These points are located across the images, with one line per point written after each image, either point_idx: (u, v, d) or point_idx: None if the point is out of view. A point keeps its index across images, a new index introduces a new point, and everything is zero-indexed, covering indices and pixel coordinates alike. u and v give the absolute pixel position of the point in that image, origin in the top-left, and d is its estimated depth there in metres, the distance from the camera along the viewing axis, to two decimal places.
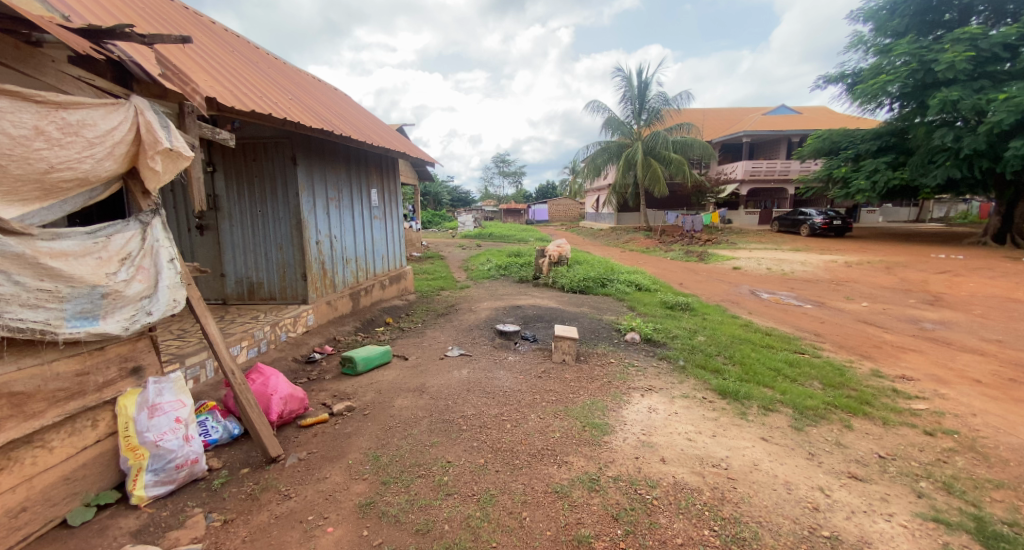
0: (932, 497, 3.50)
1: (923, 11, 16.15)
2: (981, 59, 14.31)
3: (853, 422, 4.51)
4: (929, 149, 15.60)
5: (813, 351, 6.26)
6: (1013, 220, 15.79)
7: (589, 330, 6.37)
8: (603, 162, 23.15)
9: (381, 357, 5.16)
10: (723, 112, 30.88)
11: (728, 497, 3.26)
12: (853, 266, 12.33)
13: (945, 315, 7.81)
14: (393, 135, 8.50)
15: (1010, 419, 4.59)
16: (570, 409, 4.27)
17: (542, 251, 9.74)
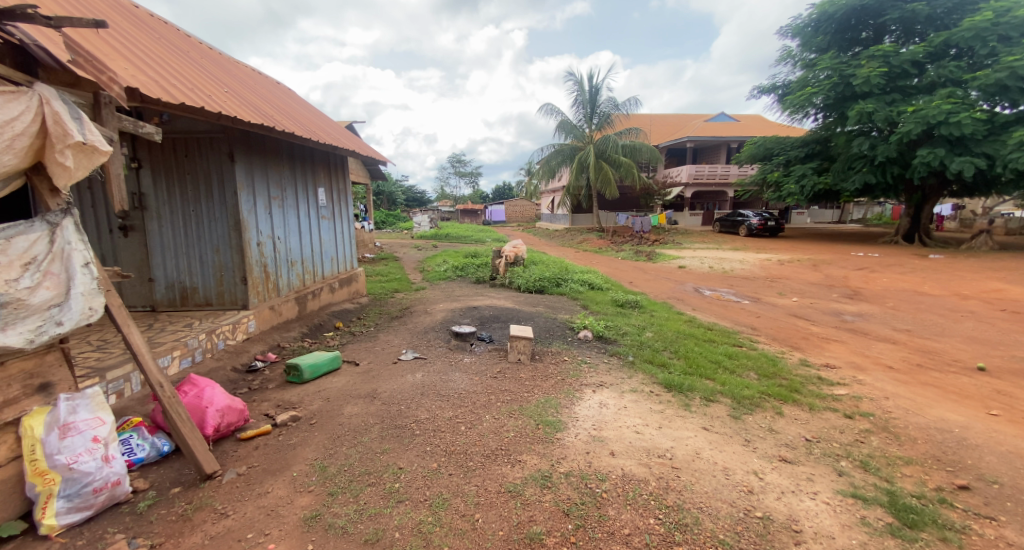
0: (851, 475, 3.84)
1: (842, 29, 17.47)
2: (893, 74, 15.48)
3: (784, 409, 4.85)
4: (849, 157, 16.94)
5: (751, 344, 6.65)
6: (920, 221, 17.27)
7: (544, 329, 6.50)
8: (558, 164, 23.53)
9: (327, 364, 5.09)
10: (668, 118, 32.10)
11: (672, 485, 3.45)
12: (788, 263, 13.12)
13: (862, 308, 8.49)
14: (342, 132, 8.38)
15: (917, 401, 5.05)
16: (525, 408, 4.38)
17: (500, 252, 9.90)
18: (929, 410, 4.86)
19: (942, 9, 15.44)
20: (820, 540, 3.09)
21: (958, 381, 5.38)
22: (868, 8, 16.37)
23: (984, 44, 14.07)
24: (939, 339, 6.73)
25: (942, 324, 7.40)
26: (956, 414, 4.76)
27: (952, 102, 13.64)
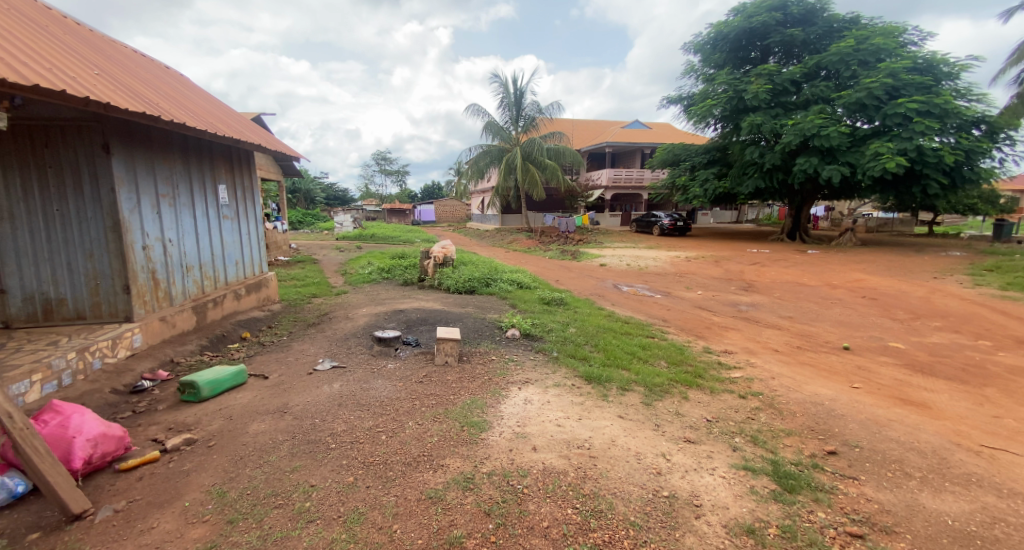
0: (744, 449, 4.15)
1: (735, 48, 19.12)
2: (777, 91, 17.28)
3: (689, 394, 5.23)
4: (743, 164, 18.54)
5: (663, 336, 7.12)
6: (800, 221, 19.27)
7: (473, 329, 6.49)
8: (486, 165, 23.79)
9: (230, 380, 4.81)
10: (588, 123, 33.45)
11: (589, 474, 3.57)
12: (696, 260, 14.11)
13: (755, 298, 9.41)
14: (248, 124, 7.99)
15: (797, 379, 5.64)
16: (450, 411, 4.32)
17: (427, 252, 9.78)
18: (807, 386, 5.43)
19: (815, 35, 17.46)
20: (717, 511, 3.34)
21: (831, 360, 6.08)
22: (756, 30, 18.06)
23: (847, 67, 16.00)
24: (816, 324, 7.60)
25: (817, 310, 8.39)
26: (828, 388, 5.36)
27: (823, 118, 15.42)
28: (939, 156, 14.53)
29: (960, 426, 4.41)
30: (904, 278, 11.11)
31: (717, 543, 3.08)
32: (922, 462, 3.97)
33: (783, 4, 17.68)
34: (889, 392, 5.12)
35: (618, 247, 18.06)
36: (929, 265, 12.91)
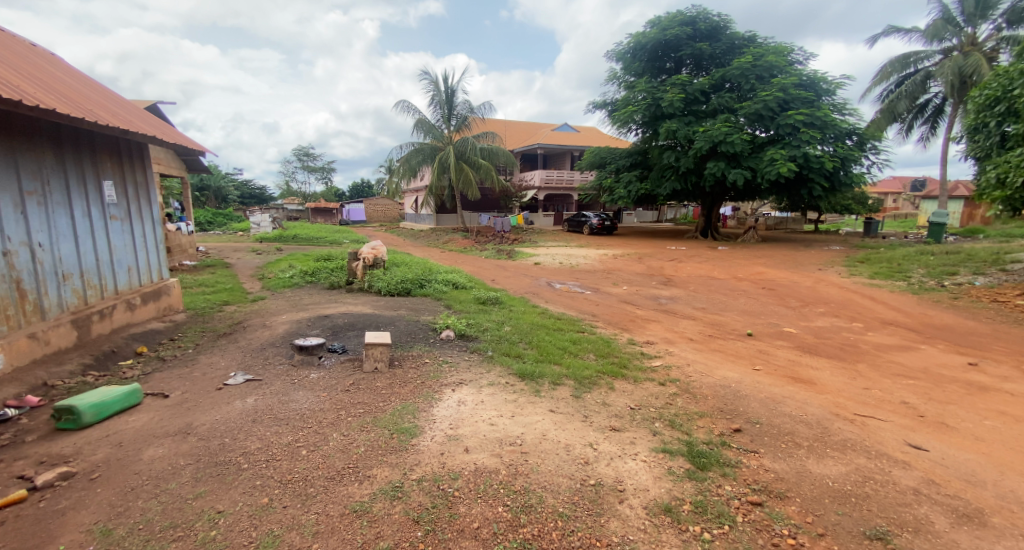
0: (662, 433, 4.23)
1: (653, 58, 20.23)
2: (689, 100, 18.51)
3: (615, 384, 5.20)
4: (661, 167, 19.71)
5: (591, 330, 7.33)
6: (712, 220, 20.79)
7: (404, 333, 6.17)
8: (418, 163, 23.40)
9: (120, 403, 4.26)
10: (518, 124, 34.00)
11: (520, 470, 3.51)
12: (623, 258, 14.84)
13: (674, 292, 10.06)
14: (141, 115, 7.42)
15: (709, 364, 6.05)
16: (379, 419, 4.09)
17: (356, 254, 9.72)
18: (717, 370, 5.83)
19: (720, 50, 18.92)
20: (639, 494, 3.39)
21: (737, 347, 6.69)
22: (670, 42, 19.26)
23: (747, 80, 17.55)
24: (724, 314, 8.34)
25: (726, 301, 9.17)
26: (734, 370, 5.81)
27: (729, 127, 16.81)
28: (821, 163, 16.23)
29: (841, 400, 4.92)
30: (798, 271, 12.31)
31: (639, 525, 3.13)
32: (809, 432, 4.25)
33: (692, 19, 18.97)
34: (783, 372, 5.70)
35: (551, 246, 18.53)
36: (814, 258, 14.48)
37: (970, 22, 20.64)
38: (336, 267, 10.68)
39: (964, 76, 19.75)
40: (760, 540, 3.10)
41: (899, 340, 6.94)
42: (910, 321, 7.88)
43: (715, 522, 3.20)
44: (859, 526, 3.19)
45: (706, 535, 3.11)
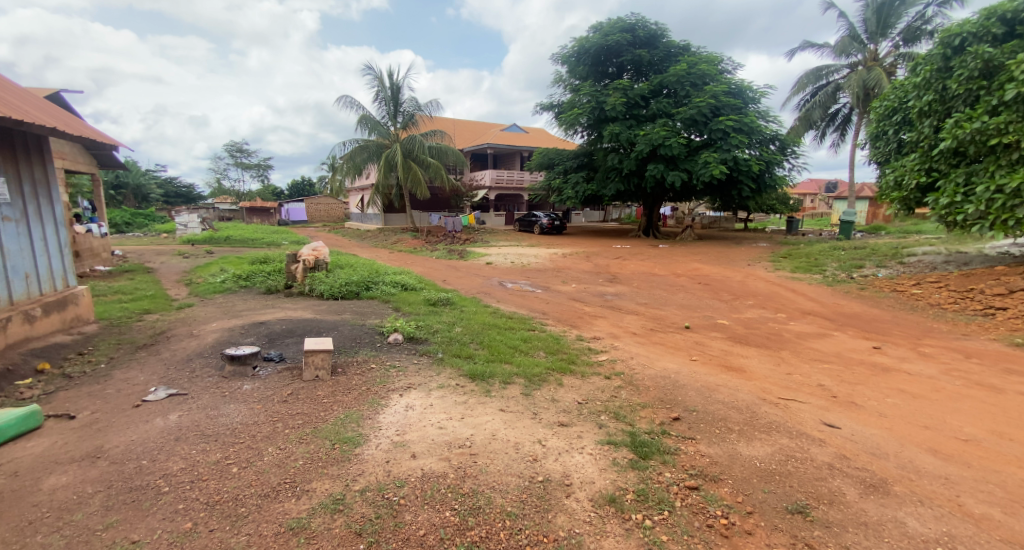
0: (607, 425, 4.27)
1: (596, 63, 20.77)
2: (631, 104, 19.21)
3: (563, 380, 5.29)
4: (606, 170, 20.34)
5: (541, 327, 7.54)
6: (653, 220, 21.69)
7: (349, 338, 5.88)
8: (363, 161, 23.13)
9: (16, 426, 3.82)
10: (467, 123, 34.06)
11: (469, 472, 3.39)
12: (572, 256, 15.24)
13: (619, 289, 10.48)
14: (42, 109, 6.86)
15: (650, 357, 6.40)
16: (319, 429, 3.86)
17: (295, 256, 9.50)
18: (658, 362, 6.17)
19: (658, 58, 19.73)
20: (585, 487, 3.34)
21: (676, 339, 7.10)
22: (611, 48, 19.89)
23: (682, 87, 18.50)
24: (664, 308, 8.81)
25: (666, 297, 9.67)
26: (674, 361, 6.18)
27: (667, 130, 17.62)
28: (749, 166, 17.51)
29: (767, 385, 5.34)
30: (730, 267, 13.10)
31: (584, 517, 3.08)
32: (740, 417, 4.49)
33: (632, 27, 19.73)
34: (718, 361, 6.12)
35: (502, 246, 18.73)
36: (743, 255, 15.43)
37: (873, 39, 22.74)
38: (274, 271, 10.41)
39: (868, 89, 21.78)
40: (696, 522, 3.14)
41: (817, 328, 7.58)
42: (825, 310, 8.61)
43: (656, 509, 3.20)
44: (782, 503, 3.31)
45: (647, 522, 3.09)
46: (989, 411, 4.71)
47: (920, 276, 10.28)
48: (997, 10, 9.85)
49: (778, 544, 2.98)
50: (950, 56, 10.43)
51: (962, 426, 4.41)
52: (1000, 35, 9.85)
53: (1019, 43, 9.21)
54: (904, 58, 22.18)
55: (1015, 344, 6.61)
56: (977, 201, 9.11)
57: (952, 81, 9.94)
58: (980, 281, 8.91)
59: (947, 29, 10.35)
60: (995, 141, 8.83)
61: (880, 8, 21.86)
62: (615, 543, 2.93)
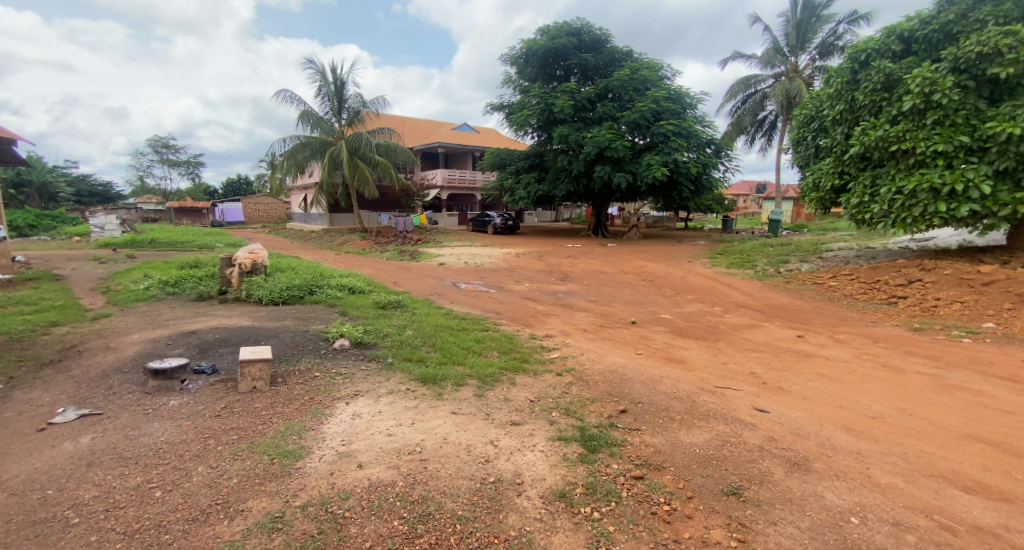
0: (558, 421, 4.49)
1: (544, 65, 21.19)
2: (579, 106, 19.71)
3: (516, 378, 5.46)
4: (556, 170, 20.80)
5: (495, 327, 7.70)
6: (602, 219, 22.35)
7: (291, 346, 5.81)
8: (305, 159, 22.48)
9: None
10: (416, 121, 33.76)
11: (418, 479, 3.50)
12: (524, 256, 15.48)
13: (570, 287, 10.81)
14: None
15: (598, 352, 6.69)
16: (255, 444, 3.75)
17: (231, 259, 8.92)
18: (606, 357, 6.47)
19: (602, 62, 20.35)
20: (536, 484, 3.54)
21: (622, 334, 7.45)
22: (558, 51, 20.32)
23: (626, 92, 19.27)
24: (612, 305, 9.20)
25: (614, 293, 10.09)
26: (621, 355, 6.50)
27: (612, 134, 18.27)
28: (688, 168, 18.41)
29: (706, 375, 5.73)
30: (671, 263, 13.74)
31: (534, 514, 3.27)
32: (681, 407, 4.81)
33: (578, 31, 20.17)
34: (661, 354, 6.49)
35: (455, 246, 18.76)
36: (683, 251, 16.17)
37: (794, 52, 24.77)
38: (206, 275, 9.78)
39: (790, 97, 23.71)
40: (640, 510, 3.38)
41: (749, 319, 8.14)
42: (755, 302, 9.25)
43: (603, 501, 3.43)
44: (717, 485, 3.62)
45: (595, 514, 3.31)
46: (894, 389, 5.28)
47: (837, 268, 11.15)
48: (897, 28, 11.03)
49: (715, 525, 3.26)
50: (857, 69, 11.55)
51: (871, 404, 4.91)
52: (898, 52, 10.94)
53: (913, 59, 10.38)
54: (820, 70, 24.17)
55: (916, 329, 7.38)
56: (880, 201, 10.27)
57: (861, 92, 11.04)
58: (886, 273, 9.79)
59: (856, 45, 11.47)
60: (895, 147, 9.91)
61: (799, 22, 24.03)
62: (565, 537, 3.13)
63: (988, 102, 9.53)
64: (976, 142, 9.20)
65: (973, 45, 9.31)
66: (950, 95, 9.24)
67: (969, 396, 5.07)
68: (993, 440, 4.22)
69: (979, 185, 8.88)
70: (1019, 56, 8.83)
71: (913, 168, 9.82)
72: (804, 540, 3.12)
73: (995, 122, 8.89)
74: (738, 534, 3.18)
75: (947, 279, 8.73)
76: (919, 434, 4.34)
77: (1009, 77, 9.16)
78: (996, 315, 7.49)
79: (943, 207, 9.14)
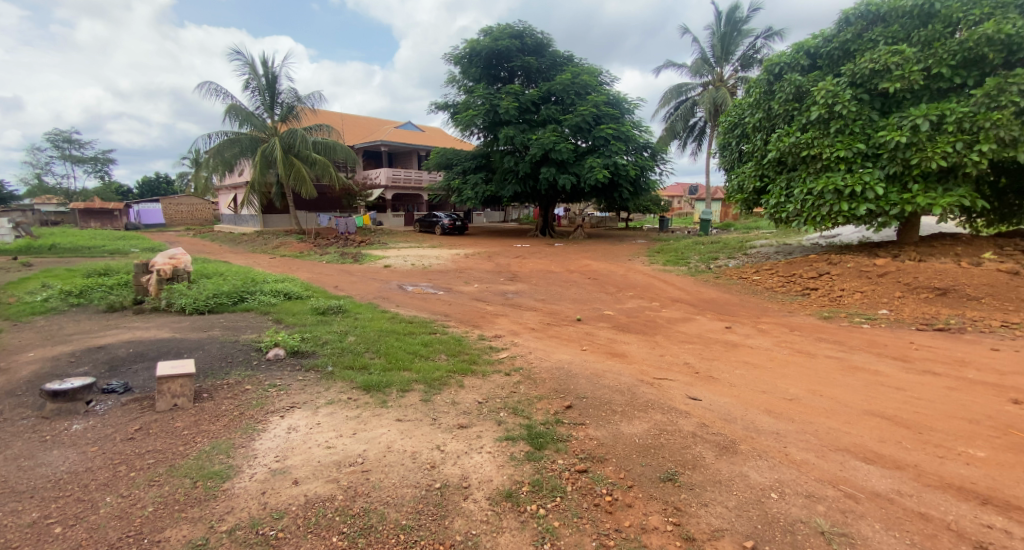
0: (506, 421, 4.41)
1: (488, 66, 21.18)
2: (525, 108, 19.90)
3: (465, 381, 5.30)
4: (504, 171, 20.91)
5: (443, 330, 7.43)
6: (549, 220, 22.62)
7: (218, 358, 5.51)
8: (233, 156, 21.42)
9: None
10: (356, 119, 32.97)
11: (360, 491, 3.38)
12: (473, 257, 15.42)
13: (519, 287, 10.83)
14: None
15: (548, 349, 6.59)
16: (176, 467, 3.52)
17: (146, 265, 8.33)
18: (554, 354, 6.42)
19: (545, 65, 20.72)
20: (483, 486, 3.50)
21: (569, 331, 7.50)
22: (501, 52, 20.40)
23: (568, 96, 19.76)
24: (559, 303, 9.32)
25: (562, 292, 10.20)
26: (567, 352, 6.48)
27: (557, 136, 18.63)
28: (627, 171, 19.03)
29: (645, 367, 5.87)
30: (613, 262, 14.06)
31: (481, 517, 3.22)
32: (623, 399, 4.87)
33: (520, 33, 20.37)
34: (605, 349, 6.59)
35: (402, 248, 18.41)
36: (625, 250, 16.58)
37: (719, 63, 25.93)
38: (119, 283, 9.06)
39: (717, 106, 24.99)
40: (584, 503, 3.40)
41: (683, 312, 8.44)
42: (691, 297, 9.61)
43: (549, 497, 3.42)
44: (655, 473, 3.70)
45: (541, 510, 3.30)
46: (807, 372, 5.62)
47: (758, 264, 11.76)
48: (804, 45, 11.82)
49: (653, 511, 3.33)
50: (772, 81, 12.45)
51: (789, 387, 5.20)
52: (806, 66, 11.87)
53: (819, 74, 11.24)
54: (743, 81, 25.47)
55: (824, 317, 7.94)
56: (794, 202, 11.25)
57: (776, 102, 11.87)
58: (800, 266, 10.41)
59: (770, 58, 12.32)
60: (805, 152, 10.87)
61: (723, 36, 25.34)
62: (511, 537, 3.10)
63: (880, 113, 10.50)
64: (870, 148, 10.15)
65: (867, 62, 10.27)
66: (849, 106, 10.21)
67: (868, 376, 5.48)
68: (888, 414, 4.57)
69: (874, 187, 9.88)
70: (903, 72, 9.83)
71: (821, 171, 10.84)
72: (732, 519, 3.24)
73: (886, 131, 9.86)
74: (674, 518, 3.27)
75: (849, 271, 9.41)
76: (828, 412, 4.63)
77: (897, 91, 10.14)
78: (890, 302, 8.21)
79: (846, 206, 10.13)
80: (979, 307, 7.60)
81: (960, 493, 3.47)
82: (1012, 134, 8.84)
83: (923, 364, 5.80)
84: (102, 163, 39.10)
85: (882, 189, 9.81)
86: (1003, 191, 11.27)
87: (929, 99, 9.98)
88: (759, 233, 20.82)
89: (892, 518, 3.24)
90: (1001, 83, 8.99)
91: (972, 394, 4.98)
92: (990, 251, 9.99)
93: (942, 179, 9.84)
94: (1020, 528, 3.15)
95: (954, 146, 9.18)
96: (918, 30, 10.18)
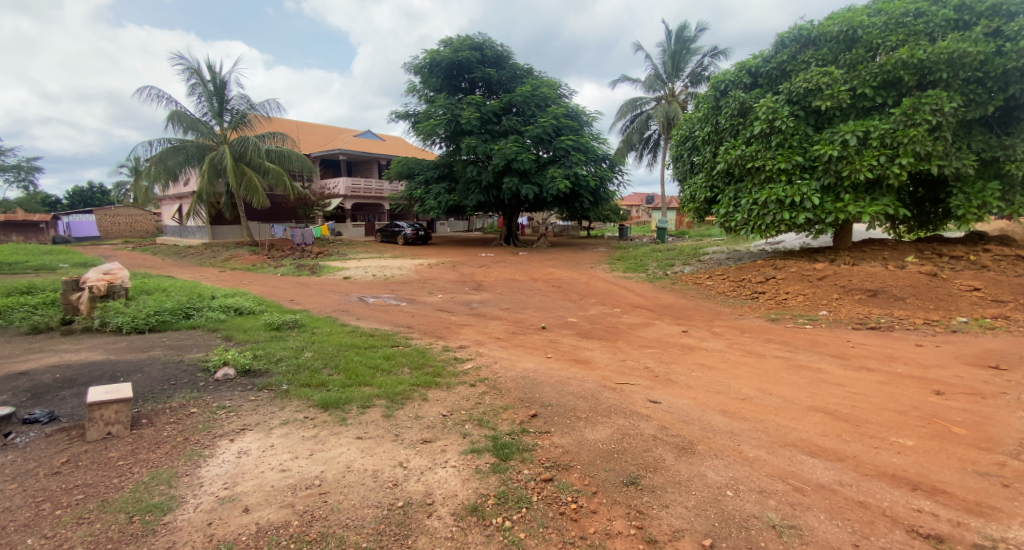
0: (471, 434, 4.29)
1: (449, 76, 21.22)
2: (485, 119, 19.93)
3: (428, 394, 5.13)
4: (466, 181, 20.77)
5: (406, 342, 7.20)
6: (512, 230, 22.63)
7: (160, 380, 5.20)
8: (178, 165, 20.52)
9: None
10: (314, 127, 32.34)
11: (316, 515, 3.22)
12: (437, 267, 15.25)
13: (484, 297, 10.76)
14: None
15: (511, 358, 6.48)
16: (109, 502, 3.27)
17: (79, 282, 7.87)
18: (519, 363, 6.25)
19: (505, 77, 20.92)
20: (447, 502, 3.38)
21: (534, 340, 7.40)
22: (462, 64, 20.53)
23: (528, 107, 19.99)
24: (524, 312, 9.31)
25: (526, 301, 10.19)
26: (533, 361, 6.34)
27: (518, 147, 18.77)
28: (587, 182, 19.38)
29: (607, 373, 5.86)
30: (576, 270, 14.24)
31: (446, 534, 3.12)
32: (586, 405, 4.83)
33: (480, 45, 20.53)
34: (568, 356, 6.55)
35: (362, 259, 18.04)
36: (587, 259, 16.80)
37: (670, 79, 26.72)
38: (48, 304, 8.47)
39: (671, 119, 25.77)
40: (550, 512, 3.33)
41: (642, 318, 8.59)
42: (650, 303, 9.76)
43: (515, 508, 3.35)
44: (619, 477, 3.67)
45: (507, 523, 3.22)
46: (757, 373, 5.74)
47: (711, 270, 12.04)
48: (746, 64, 12.34)
49: (617, 516, 3.30)
50: (718, 97, 12.90)
51: (741, 388, 5.30)
52: (748, 84, 12.33)
53: (760, 91, 11.69)
54: (692, 97, 26.44)
55: (771, 319, 8.21)
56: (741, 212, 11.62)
57: (722, 117, 12.27)
58: (749, 272, 10.72)
59: (716, 76, 12.77)
60: (750, 164, 11.24)
61: (674, 53, 26.16)
62: None
63: (814, 129, 10.99)
64: (806, 161, 10.69)
65: (801, 81, 10.74)
66: (788, 122, 10.67)
67: (812, 374, 5.65)
68: (829, 409, 4.71)
69: (811, 197, 10.43)
70: (832, 92, 10.34)
71: (764, 183, 11.24)
72: (691, 519, 3.25)
73: (819, 145, 10.41)
74: (636, 522, 3.25)
75: (792, 275, 9.75)
76: (776, 410, 4.73)
77: (827, 109, 10.65)
78: (828, 303, 8.58)
79: (786, 215, 10.66)
80: (906, 307, 8.00)
81: (893, 480, 3.59)
82: (926, 149, 9.46)
83: (858, 360, 6.04)
84: (26, 172, 36.30)
85: (818, 198, 10.37)
86: (921, 199, 11.87)
87: (855, 117, 10.51)
88: (710, 240, 21.54)
89: (835, 507, 3.32)
90: (916, 102, 9.54)
91: (900, 387, 5.21)
92: (913, 255, 10.44)
93: (869, 190, 10.47)
94: (945, 510, 3.29)
95: (879, 159, 9.75)
96: (844, 53, 10.78)
